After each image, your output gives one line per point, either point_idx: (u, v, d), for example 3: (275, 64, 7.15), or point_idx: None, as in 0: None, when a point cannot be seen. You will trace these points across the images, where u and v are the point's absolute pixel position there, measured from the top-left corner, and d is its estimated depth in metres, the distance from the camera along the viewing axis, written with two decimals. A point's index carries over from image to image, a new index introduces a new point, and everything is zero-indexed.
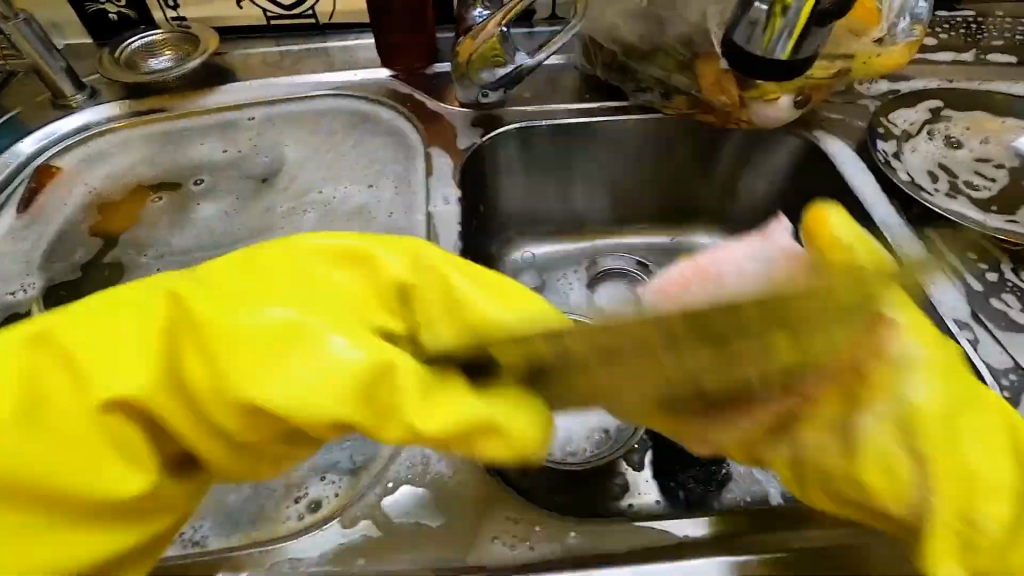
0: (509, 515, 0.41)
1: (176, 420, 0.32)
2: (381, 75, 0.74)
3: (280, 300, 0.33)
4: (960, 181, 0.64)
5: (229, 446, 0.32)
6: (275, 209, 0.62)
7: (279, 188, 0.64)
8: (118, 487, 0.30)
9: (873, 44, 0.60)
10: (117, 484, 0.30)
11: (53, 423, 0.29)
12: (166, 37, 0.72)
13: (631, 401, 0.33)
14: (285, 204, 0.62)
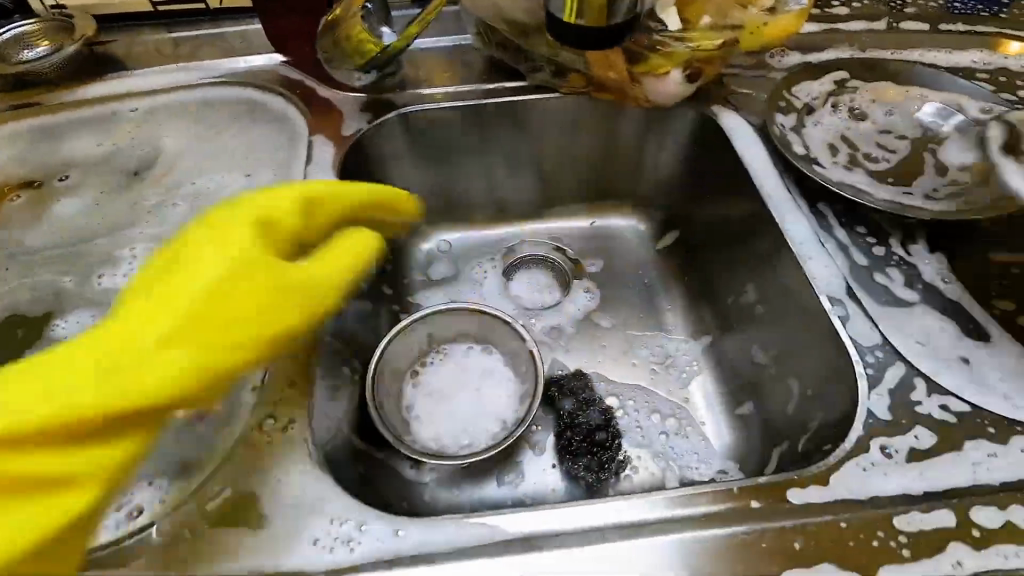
0: (334, 518, 0.36)
1: None
2: (272, 62, 0.71)
3: None
4: (860, 154, 0.62)
5: None
6: (150, 203, 0.60)
7: (154, 182, 0.61)
8: None
9: (763, 12, 0.58)
10: None
11: None
12: (39, 26, 0.69)
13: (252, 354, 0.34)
14: (160, 198, 0.60)
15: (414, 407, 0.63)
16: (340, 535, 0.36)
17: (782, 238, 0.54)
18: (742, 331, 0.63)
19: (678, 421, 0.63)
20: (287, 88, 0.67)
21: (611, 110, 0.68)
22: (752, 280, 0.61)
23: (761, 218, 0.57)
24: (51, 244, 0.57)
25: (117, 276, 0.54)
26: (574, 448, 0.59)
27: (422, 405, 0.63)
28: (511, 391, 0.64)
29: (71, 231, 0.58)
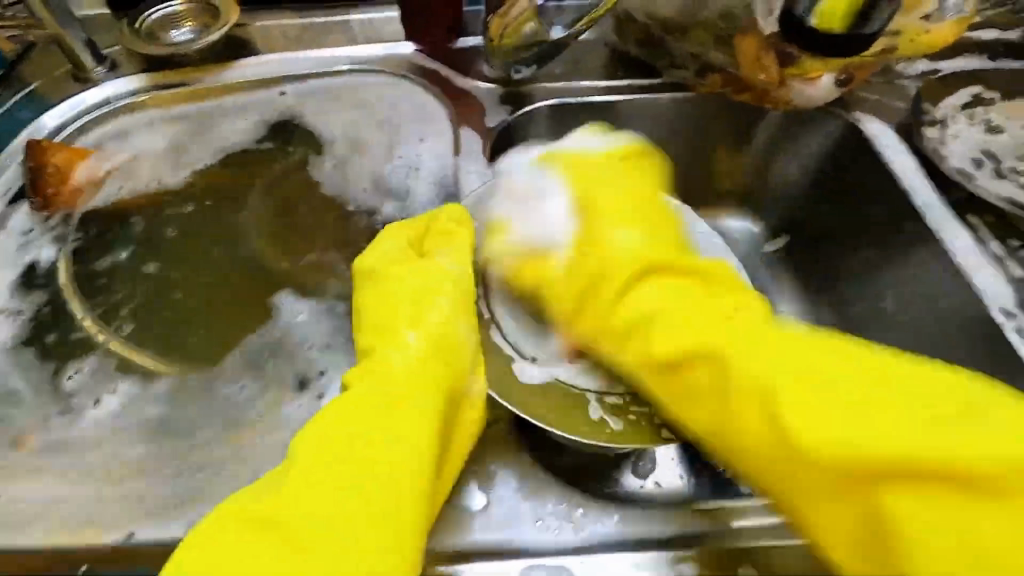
0: (551, 499, 0.39)
1: (404, 434, 0.38)
2: (405, 50, 0.72)
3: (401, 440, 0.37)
4: (1005, 167, 0.62)
5: (393, 403, 0.39)
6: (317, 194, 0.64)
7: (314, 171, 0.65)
8: (369, 427, 0.38)
9: (924, 19, 0.57)
10: (334, 457, 0.37)
11: (348, 484, 0.35)
12: (186, 7, 0.70)
13: (408, 443, 0.37)
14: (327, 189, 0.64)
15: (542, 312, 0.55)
16: (561, 514, 0.38)
17: (939, 249, 0.56)
18: (874, 336, 0.63)
19: None
20: (425, 79, 0.69)
21: (744, 113, 0.69)
22: (890, 289, 0.61)
23: (909, 228, 0.59)
24: (224, 232, 0.61)
25: (314, 276, 0.59)
26: None
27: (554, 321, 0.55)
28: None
29: (243, 224, 0.62)
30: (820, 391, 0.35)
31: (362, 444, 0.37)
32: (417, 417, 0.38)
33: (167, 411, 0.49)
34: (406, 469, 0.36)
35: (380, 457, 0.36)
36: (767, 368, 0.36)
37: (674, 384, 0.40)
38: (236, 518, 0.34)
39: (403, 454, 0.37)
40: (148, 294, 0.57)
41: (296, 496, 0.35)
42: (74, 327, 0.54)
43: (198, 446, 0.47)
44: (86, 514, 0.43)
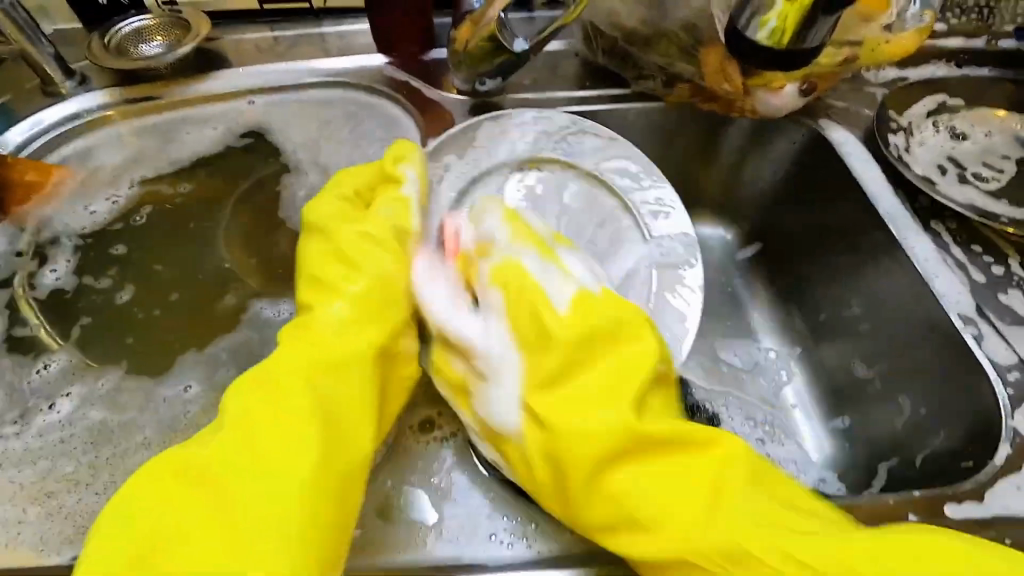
0: (505, 513, 0.39)
1: (354, 325, 0.41)
2: (378, 61, 0.72)
3: (337, 377, 0.38)
4: (970, 173, 0.63)
5: (332, 337, 0.41)
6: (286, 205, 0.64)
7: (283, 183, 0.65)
8: (311, 340, 0.41)
9: (883, 30, 0.58)
10: (262, 392, 0.37)
11: (288, 419, 0.36)
12: (157, 21, 0.70)
13: (350, 376, 0.39)
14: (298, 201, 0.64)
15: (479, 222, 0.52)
16: (515, 528, 0.38)
17: (902, 255, 0.56)
18: (845, 340, 0.63)
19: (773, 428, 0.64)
20: (396, 90, 0.69)
21: (713, 121, 0.69)
22: (857, 295, 0.61)
23: (873, 233, 0.59)
24: (187, 244, 0.61)
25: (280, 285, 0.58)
26: None
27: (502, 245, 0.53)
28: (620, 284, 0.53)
29: (207, 235, 0.62)
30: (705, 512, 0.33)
31: (292, 378, 0.38)
32: (356, 352, 0.40)
33: (125, 427, 0.48)
34: (348, 403, 0.38)
35: (315, 393, 0.37)
36: (664, 516, 0.33)
37: (575, 514, 0.36)
38: (166, 475, 0.34)
39: (341, 391, 0.38)
40: (109, 306, 0.57)
41: (239, 433, 0.35)
42: (33, 340, 0.54)
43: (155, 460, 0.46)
44: (35, 533, 0.42)
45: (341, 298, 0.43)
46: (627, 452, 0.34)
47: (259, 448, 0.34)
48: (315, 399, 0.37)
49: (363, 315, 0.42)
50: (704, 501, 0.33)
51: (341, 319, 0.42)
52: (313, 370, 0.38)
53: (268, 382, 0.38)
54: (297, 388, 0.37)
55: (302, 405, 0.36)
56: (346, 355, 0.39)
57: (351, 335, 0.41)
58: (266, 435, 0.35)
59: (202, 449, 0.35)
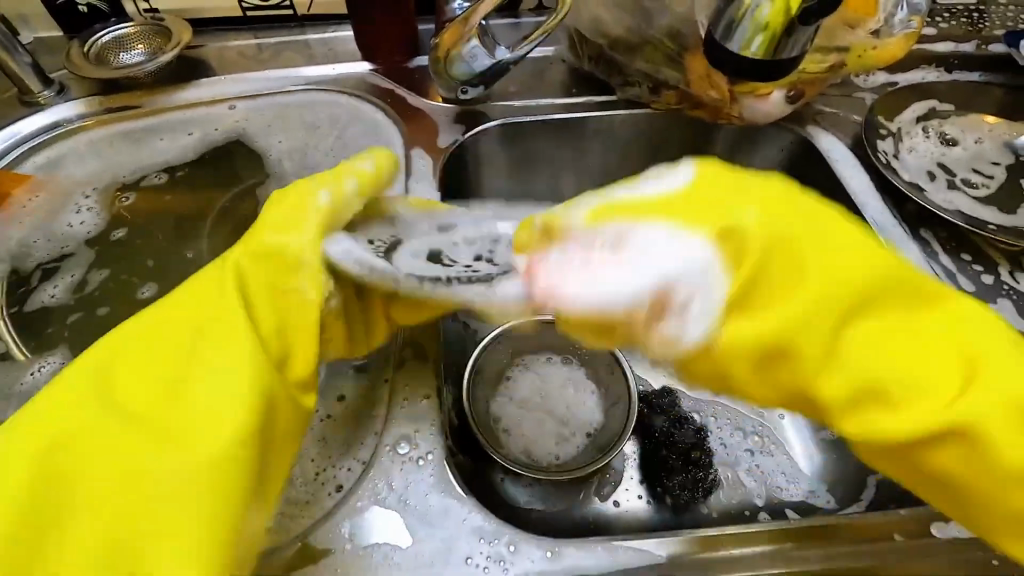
0: (484, 537, 0.38)
1: (264, 256, 0.34)
2: (362, 69, 0.71)
3: (215, 321, 0.33)
4: (959, 180, 0.62)
5: (227, 281, 0.34)
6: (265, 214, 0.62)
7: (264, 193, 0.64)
8: (216, 292, 0.34)
9: (870, 35, 0.57)
10: (162, 337, 0.33)
11: (181, 389, 0.31)
12: (137, 29, 0.70)
13: (261, 313, 0.34)
14: None
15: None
16: (493, 552, 0.37)
17: None
18: None
19: (763, 439, 0.63)
20: (380, 97, 0.68)
21: (701, 128, 0.68)
22: None
23: None
24: (168, 255, 0.60)
25: None
26: (670, 465, 0.60)
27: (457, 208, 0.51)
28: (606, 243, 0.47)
29: (189, 246, 0.61)
30: (883, 385, 0.30)
31: (195, 329, 0.33)
32: (226, 285, 0.34)
33: None
34: (254, 350, 0.32)
35: (198, 333, 0.33)
36: (889, 372, 0.29)
37: (809, 403, 0.32)
38: (19, 456, 0.30)
39: (240, 326, 0.33)
40: (82, 318, 0.55)
41: (140, 409, 0.31)
42: (4, 351, 0.53)
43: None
44: None
45: (280, 237, 0.35)
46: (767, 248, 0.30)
47: (131, 415, 0.31)
48: (192, 343, 0.32)
49: (255, 254, 0.34)
50: (828, 338, 0.30)
51: (248, 257, 0.34)
52: (175, 315, 0.34)
53: (159, 333, 0.33)
54: (205, 334, 0.33)
55: (192, 342, 0.33)
56: (223, 289, 0.34)
57: (251, 266, 0.34)
58: (149, 402, 0.31)
59: (85, 413, 0.31)
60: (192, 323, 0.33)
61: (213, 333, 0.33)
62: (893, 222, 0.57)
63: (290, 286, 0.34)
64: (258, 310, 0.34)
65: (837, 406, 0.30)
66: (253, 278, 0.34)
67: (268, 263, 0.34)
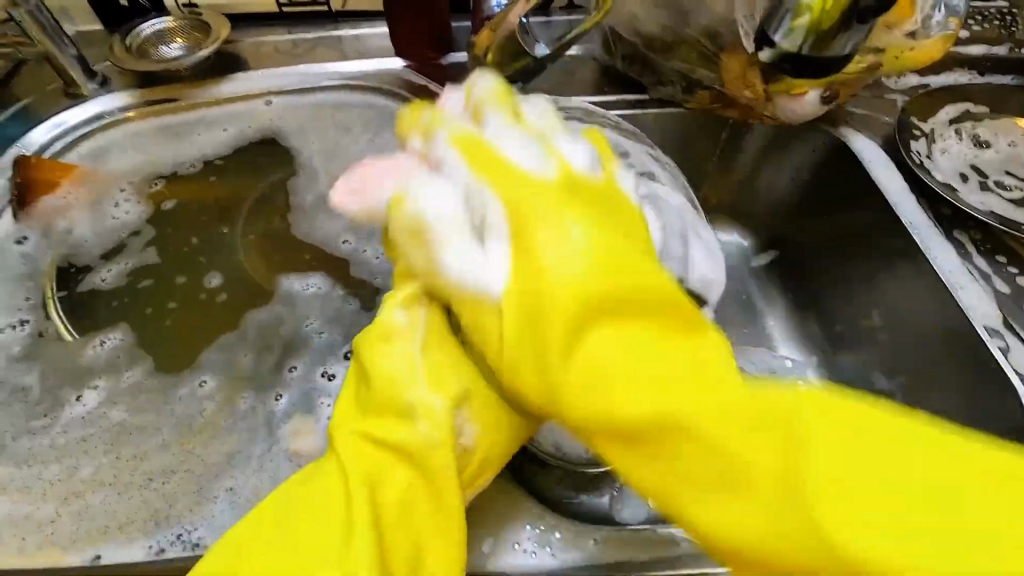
0: (530, 521, 0.39)
1: (432, 348, 0.36)
2: (396, 65, 0.73)
3: (401, 433, 0.34)
4: (993, 182, 0.62)
5: (387, 401, 0.35)
6: (302, 208, 0.63)
7: (301, 185, 0.65)
8: (383, 412, 0.35)
9: (906, 36, 0.58)
10: (329, 483, 0.34)
11: (395, 443, 0.34)
12: (178, 24, 0.71)
13: (420, 425, 0.34)
14: (316, 204, 0.63)
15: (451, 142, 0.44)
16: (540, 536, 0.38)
17: (925, 266, 0.55)
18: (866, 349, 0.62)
19: None
20: (414, 94, 0.70)
21: (732, 127, 0.69)
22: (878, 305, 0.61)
23: (895, 242, 0.58)
24: (207, 245, 0.61)
25: (300, 282, 0.58)
26: None
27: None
28: (664, 231, 0.41)
29: (226, 237, 0.62)
30: (787, 438, 0.25)
31: (363, 455, 0.34)
32: (383, 405, 0.35)
33: (145, 429, 0.48)
34: (425, 461, 0.33)
35: (370, 463, 0.34)
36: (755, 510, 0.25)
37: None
38: None
39: (428, 447, 0.33)
40: (126, 305, 0.57)
41: (314, 543, 0.32)
42: (52, 334, 0.54)
43: (174, 459, 0.46)
44: (52, 536, 0.42)
45: (397, 319, 0.36)
46: (597, 312, 0.28)
47: (310, 552, 0.31)
48: (371, 464, 0.34)
49: (404, 366, 0.35)
50: (778, 458, 0.25)
51: (420, 356, 0.35)
52: (350, 443, 0.35)
53: (354, 457, 0.35)
54: (376, 450, 0.34)
55: (370, 465, 0.34)
56: (373, 409, 0.35)
57: (394, 385, 0.35)
58: (334, 535, 0.32)
59: (272, 561, 0.32)
60: (357, 450, 0.35)
61: (383, 447, 0.34)
62: (929, 223, 0.57)
63: (421, 385, 0.35)
64: (402, 420, 0.34)
65: (794, 557, 0.25)
66: (407, 395, 0.34)
67: (403, 369, 0.35)
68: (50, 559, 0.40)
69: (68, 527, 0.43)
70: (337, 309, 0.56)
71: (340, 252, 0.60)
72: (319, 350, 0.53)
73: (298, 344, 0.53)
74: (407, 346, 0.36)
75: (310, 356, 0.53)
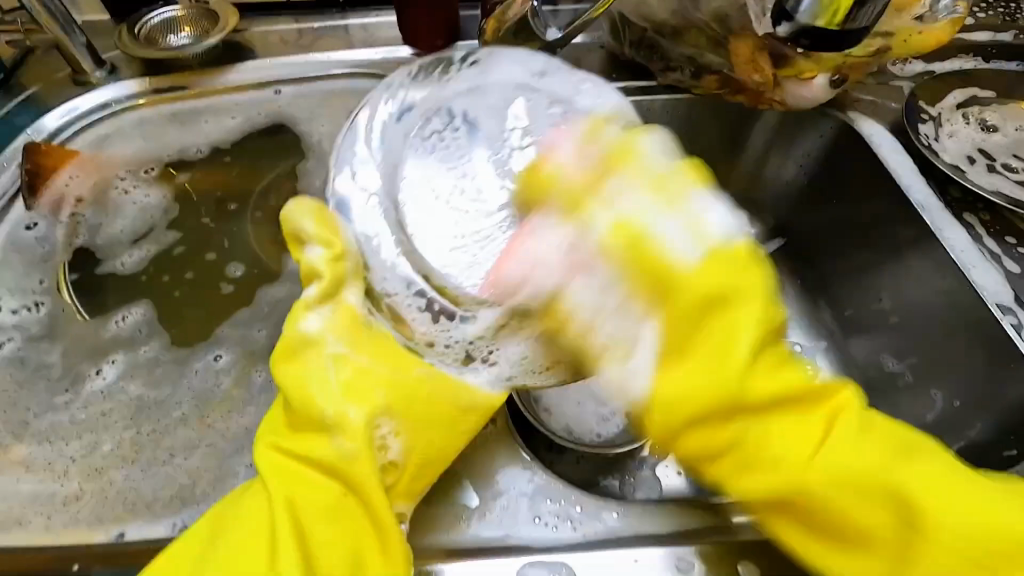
0: (550, 497, 0.40)
1: (365, 364, 0.39)
2: (403, 54, 0.73)
3: (323, 445, 0.37)
4: (1000, 166, 0.63)
5: (320, 417, 0.38)
6: (312, 193, 0.63)
7: (310, 171, 0.65)
8: (286, 436, 0.39)
9: (915, 20, 0.58)
10: (266, 491, 0.37)
11: (320, 457, 0.37)
12: (185, 12, 0.71)
13: (337, 443, 0.37)
14: (326, 189, 0.63)
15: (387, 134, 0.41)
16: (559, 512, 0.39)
17: (936, 247, 0.56)
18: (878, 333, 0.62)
19: None
20: None
21: (740, 113, 0.69)
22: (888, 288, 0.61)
23: (905, 225, 0.59)
24: (219, 229, 0.61)
25: None
26: None
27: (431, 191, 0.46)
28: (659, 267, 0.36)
29: (237, 221, 0.61)
30: (876, 487, 0.34)
31: (302, 471, 0.37)
32: (285, 431, 0.38)
33: (161, 409, 0.48)
34: (303, 477, 0.37)
35: (291, 477, 0.37)
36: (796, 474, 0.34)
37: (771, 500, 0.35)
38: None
39: (267, 459, 0.38)
40: (139, 288, 0.56)
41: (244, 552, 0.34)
42: (66, 316, 0.54)
43: (190, 439, 0.46)
44: (73, 513, 0.42)
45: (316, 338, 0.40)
46: (777, 410, 0.35)
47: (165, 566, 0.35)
48: (304, 477, 0.37)
49: (289, 384, 0.39)
50: (880, 461, 0.35)
51: (339, 354, 0.39)
52: (276, 462, 0.38)
53: (278, 477, 0.37)
54: (304, 465, 0.37)
55: (310, 479, 0.37)
56: (298, 427, 0.38)
57: (288, 399, 0.38)
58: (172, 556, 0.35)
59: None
60: (287, 469, 0.38)
61: (315, 462, 0.37)
62: (940, 205, 0.58)
63: (315, 394, 0.38)
64: (288, 430, 0.38)
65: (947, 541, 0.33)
66: (296, 403, 0.38)
67: (306, 376, 0.39)
68: (70, 536, 0.40)
69: (89, 504, 0.43)
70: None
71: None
72: None
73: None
74: (335, 351, 0.39)
75: None
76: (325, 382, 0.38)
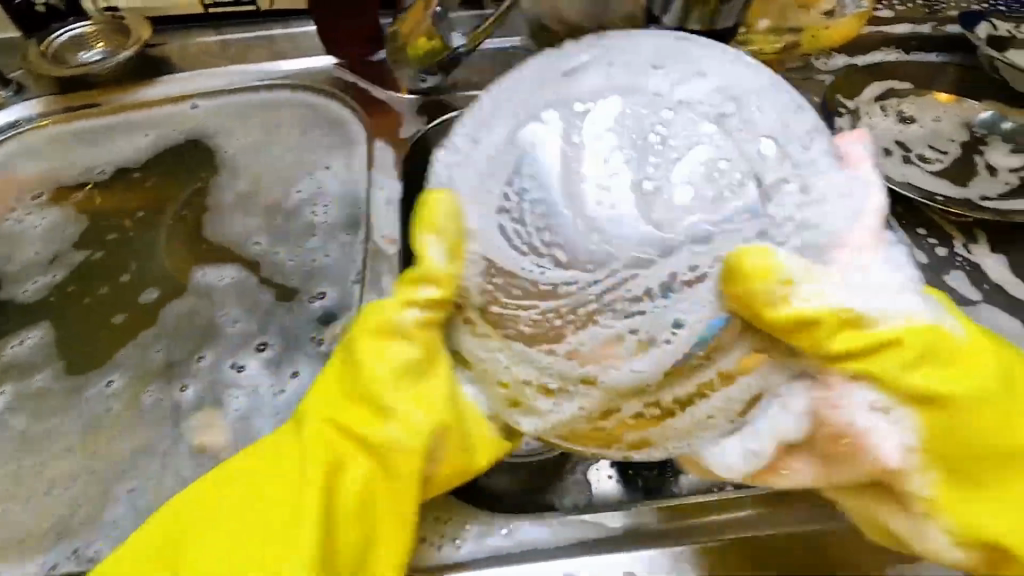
0: (441, 516, 0.40)
1: (411, 418, 0.36)
2: (327, 64, 0.71)
3: (314, 465, 0.36)
4: (915, 156, 0.63)
5: (310, 462, 0.36)
6: (225, 208, 0.61)
7: (225, 185, 0.63)
8: (281, 450, 0.38)
9: (822, 16, 0.58)
10: (248, 525, 0.35)
11: (291, 496, 0.35)
12: (96, 27, 0.69)
13: (316, 477, 0.35)
14: (241, 203, 0.62)
15: (597, 114, 0.36)
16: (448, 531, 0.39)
17: None
18: None
19: None
20: (342, 89, 0.68)
21: None
22: None
23: None
24: (127, 246, 0.59)
25: (222, 276, 0.56)
26: None
27: (493, 179, 0.37)
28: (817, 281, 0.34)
29: (147, 238, 0.60)
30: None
31: (275, 502, 0.35)
32: (293, 466, 0.37)
33: (53, 438, 0.47)
34: (275, 534, 0.34)
35: (257, 517, 0.35)
36: None
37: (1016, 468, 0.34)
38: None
39: (265, 520, 0.35)
40: (40, 312, 0.55)
41: None
42: None
43: (80, 467, 0.45)
44: None
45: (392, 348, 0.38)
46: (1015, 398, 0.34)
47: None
48: (278, 518, 0.35)
49: (319, 402, 0.39)
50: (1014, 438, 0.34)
51: (392, 368, 0.37)
52: (244, 485, 0.37)
53: (256, 505, 0.36)
54: (261, 501, 0.36)
55: (277, 526, 0.34)
56: (296, 456, 0.37)
57: (293, 433, 0.38)
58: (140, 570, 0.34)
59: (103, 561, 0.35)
60: (259, 493, 0.36)
61: (282, 517, 0.35)
62: None
63: (326, 464, 0.36)
64: (297, 472, 0.36)
65: None
66: (304, 440, 0.37)
67: (324, 409, 0.38)
68: None
69: None
70: (256, 309, 0.54)
71: (259, 253, 0.58)
72: (243, 348, 0.51)
73: (212, 344, 0.51)
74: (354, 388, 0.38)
75: (226, 358, 0.50)
76: (363, 417, 0.37)
